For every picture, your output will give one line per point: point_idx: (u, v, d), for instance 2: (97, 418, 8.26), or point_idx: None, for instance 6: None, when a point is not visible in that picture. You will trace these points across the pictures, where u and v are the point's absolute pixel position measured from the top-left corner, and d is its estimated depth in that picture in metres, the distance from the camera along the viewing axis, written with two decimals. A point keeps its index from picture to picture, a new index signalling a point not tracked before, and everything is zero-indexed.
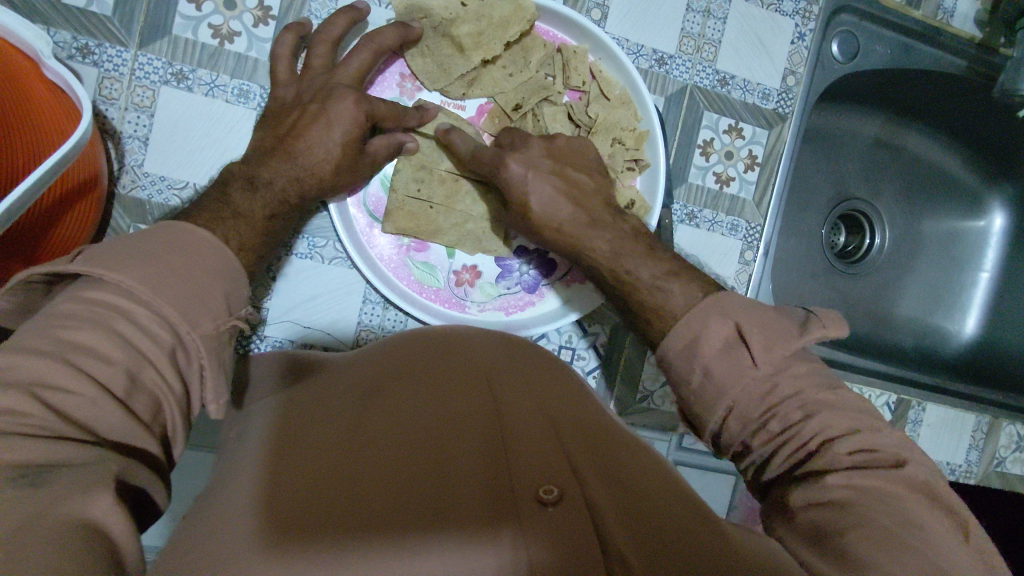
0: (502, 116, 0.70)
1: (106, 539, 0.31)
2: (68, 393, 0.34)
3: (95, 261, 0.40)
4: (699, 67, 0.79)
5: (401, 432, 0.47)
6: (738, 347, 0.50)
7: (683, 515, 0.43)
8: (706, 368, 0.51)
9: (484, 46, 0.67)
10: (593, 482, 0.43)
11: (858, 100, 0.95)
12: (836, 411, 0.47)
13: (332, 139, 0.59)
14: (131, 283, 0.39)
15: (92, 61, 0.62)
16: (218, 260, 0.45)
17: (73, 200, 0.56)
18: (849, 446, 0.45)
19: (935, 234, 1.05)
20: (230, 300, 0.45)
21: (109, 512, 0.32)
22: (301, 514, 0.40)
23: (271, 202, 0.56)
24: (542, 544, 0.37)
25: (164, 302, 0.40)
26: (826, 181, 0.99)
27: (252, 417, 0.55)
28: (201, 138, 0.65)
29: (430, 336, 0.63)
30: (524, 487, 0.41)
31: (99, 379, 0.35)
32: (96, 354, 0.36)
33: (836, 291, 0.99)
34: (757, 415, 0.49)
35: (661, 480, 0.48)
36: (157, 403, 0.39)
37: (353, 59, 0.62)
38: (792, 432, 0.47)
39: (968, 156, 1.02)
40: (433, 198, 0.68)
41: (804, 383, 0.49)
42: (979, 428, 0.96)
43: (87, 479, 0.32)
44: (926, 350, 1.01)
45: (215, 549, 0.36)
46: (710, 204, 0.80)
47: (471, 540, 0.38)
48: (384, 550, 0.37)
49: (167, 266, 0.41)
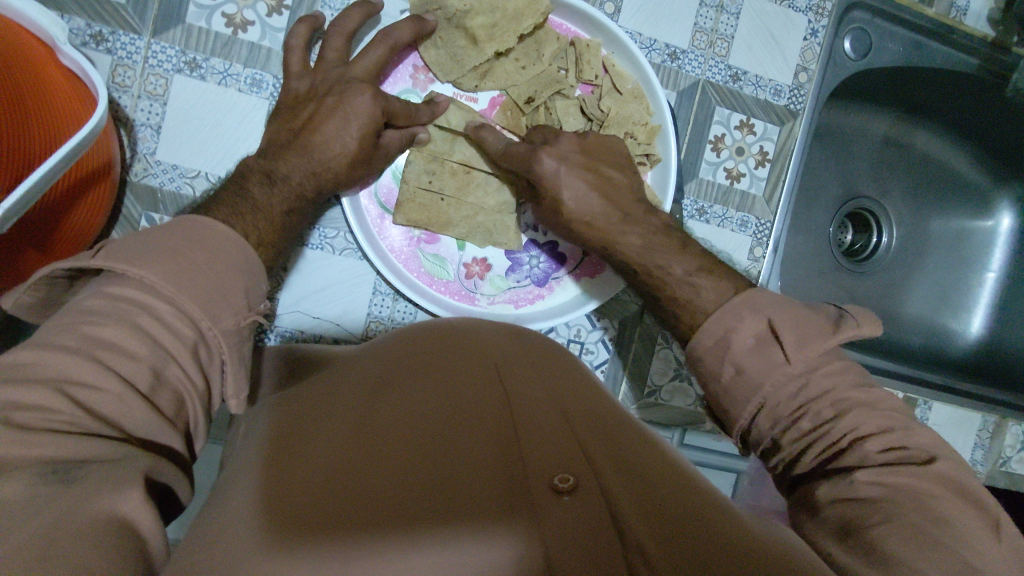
0: (514, 108, 0.70)
1: (135, 536, 0.31)
2: (96, 389, 0.34)
3: (118, 256, 0.40)
4: (711, 62, 0.79)
5: (411, 426, 0.47)
6: (770, 345, 0.51)
7: (698, 506, 0.43)
8: (738, 365, 0.51)
9: (497, 38, 0.66)
10: (607, 472, 0.43)
11: (869, 98, 0.96)
12: (867, 410, 0.47)
13: (349, 134, 0.59)
14: (153, 278, 0.39)
15: (106, 48, 0.62)
16: (238, 254, 0.45)
17: (87, 188, 0.56)
18: (879, 446, 0.45)
19: (942, 234, 1.05)
20: (249, 294, 0.45)
21: (137, 509, 0.32)
22: (314, 507, 0.39)
23: (289, 197, 0.56)
24: (560, 534, 0.38)
25: (185, 297, 0.40)
26: (835, 180, 1.00)
27: (262, 410, 0.54)
28: (213, 127, 0.65)
29: (440, 328, 0.63)
30: (539, 477, 0.42)
31: (124, 375, 0.35)
32: (121, 350, 0.36)
33: (843, 290, 0.99)
34: (787, 413, 0.49)
35: (675, 470, 0.48)
36: (179, 398, 0.39)
37: (370, 52, 0.62)
38: (824, 430, 0.47)
39: (977, 155, 1.02)
40: (445, 190, 0.68)
41: (839, 380, 0.49)
42: (985, 427, 0.97)
43: (115, 476, 0.33)
44: (933, 349, 1.01)
45: (233, 540, 0.36)
46: (720, 199, 0.80)
47: (489, 531, 0.39)
48: (402, 542, 0.37)
49: (189, 261, 0.41)
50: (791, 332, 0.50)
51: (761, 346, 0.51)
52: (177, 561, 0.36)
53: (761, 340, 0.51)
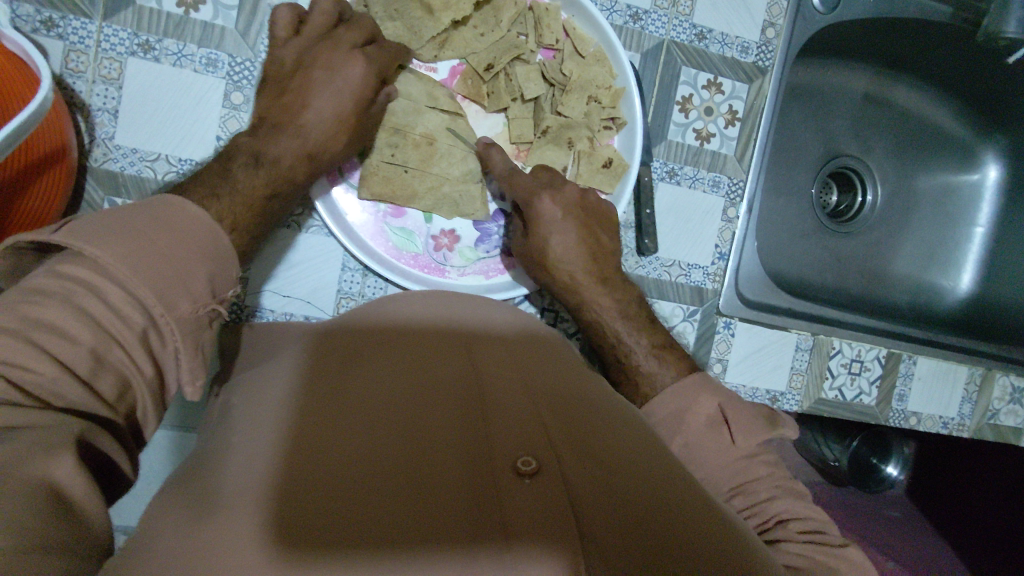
0: (475, 76, 0.69)
1: (66, 502, 0.31)
2: (28, 372, 0.33)
3: (76, 234, 0.39)
4: (675, 21, 0.77)
5: (376, 401, 0.47)
6: (719, 425, 0.59)
7: (656, 485, 0.44)
8: (686, 440, 0.59)
9: (454, 6, 0.65)
10: (570, 454, 0.43)
11: (847, 54, 0.94)
12: (796, 501, 0.55)
13: (302, 117, 0.58)
14: (105, 260, 0.38)
15: (57, 34, 0.61)
16: (202, 237, 0.44)
17: (41, 170, 0.56)
18: (800, 526, 0.52)
19: (929, 191, 1.04)
20: (214, 282, 0.44)
21: (71, 474, 0.32)
22: (276, 486, 0.39)
23: (274, 179, 0.56)
24: (523, 517, 0.38)
25: (136, 280, 0.38)
26: (816, 141, 0.98)
27: (236, 386, 0.55)
28: (170, 110, 0.65)
29: (388, 309, 0.61)
30: (504, 457, 0.42)
31: (61, 360, 0.34)
32: (63, 334, 0.35)
33: (827, 250, 0.99)
34: (727, 489, 0.57)
35: (640, 446, 0.49)
36: (122, 384, 0.38)
37: (326, 38, 0.60)
38: (761, 509, 0.54)
39: (960, 108, 1.01)
40: (408, 163, 0.67)
41: (767, 479, 0.57)
42: (973, 380, 0.94)
43: (48, 441, 0.32)
44: (921, 308, 1.00)
45: (202, 511, 0.37)
46: (691, 160, 0.79)
47: (451, 508, 0.39)
48: (366, 516, 0.38)
49: (153, 247, 0.40)
50: (737, 420, 0.59)
51: (712, 427, 0.59)
52: (144, 540, 0.36)
53: (712, 421, 0.60)
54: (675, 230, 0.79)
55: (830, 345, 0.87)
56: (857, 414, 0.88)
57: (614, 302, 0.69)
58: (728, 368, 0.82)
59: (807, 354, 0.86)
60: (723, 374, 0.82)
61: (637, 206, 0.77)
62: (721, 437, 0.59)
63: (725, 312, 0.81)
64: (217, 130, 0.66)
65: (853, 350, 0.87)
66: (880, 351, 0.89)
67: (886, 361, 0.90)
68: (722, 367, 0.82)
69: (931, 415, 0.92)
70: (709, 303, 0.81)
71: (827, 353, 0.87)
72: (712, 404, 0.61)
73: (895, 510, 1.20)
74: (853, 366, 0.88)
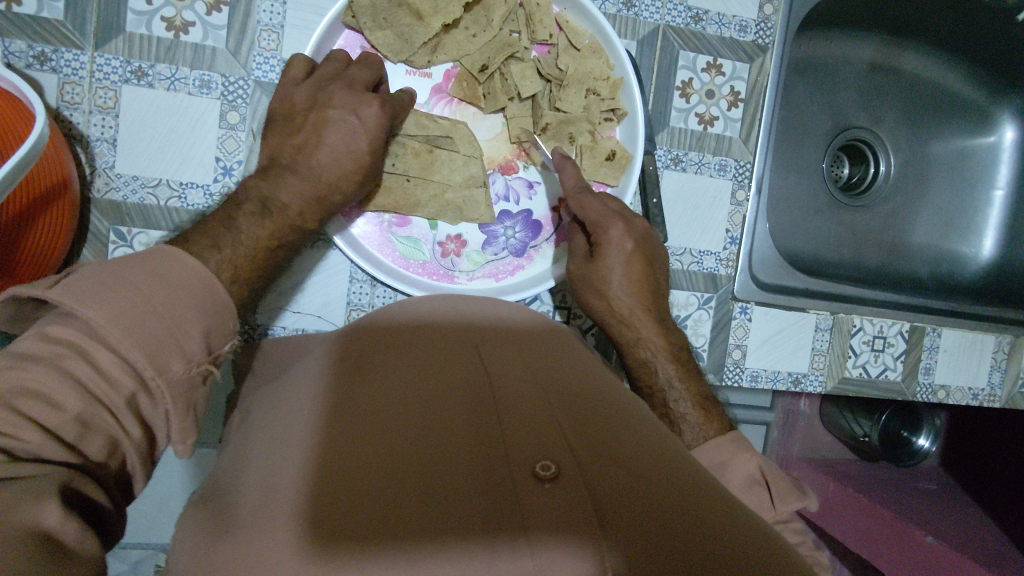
0: (470, 79, 0.68)
1: (62, 549, 0.30)
2: (12, 441, 0.32)
3: (72, 293, 0.38)
4: (670, 5, 0.76)
5: (390, 409, 0.46)
6: (759, 485, 0.59)
7: (676, 483, 0.43)
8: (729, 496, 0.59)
9: (443, 10, 0.64)
10: (588, 454, 0.42)
11: (851, 23, 0.92)
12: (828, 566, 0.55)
13: (300, 144, 0.57)
14: (95, 320, 0.38)
15: (50, 67, 0.61)
16: (202, 287, 0.44)
17: (44, 205, 0.56)
18: None
19: (945, 156, 1.01)
20: (210, 336, 0.43)
21: (58, 520, 0.30)
22: (289, 490, 0.39)
23: (278, 223, 0.54)
24: (545, 518, 0.37)
25: (128, 343, 0.38)
26: (825, 114, 0.96)
27: (250, 405, 0.56)
28: (167, 135, 0.65)
29: (393, 315, 0.60)
30: (521, 460, 0.41)
31: (46, 428, 0.34)
32: (43, 399, 0.34)
33: (841, 224, 0.97)
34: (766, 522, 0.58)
35: (657, 443, 0.48)
36: (115, 443, 0.37)
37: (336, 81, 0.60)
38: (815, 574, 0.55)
39: (972, 71, 0.98)
40: (409, 171, 0.67)
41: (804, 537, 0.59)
42: (1000, 349, 0.92)
43: (36, 489, 0.31)
44: (942, 279, 0.99)
45: (227, 539, 0.36)
46: (695, 145, 0.78)
47: (473, 511, 0.38)
48: (390, 525, 0.37)
49: (151, 307, 0.40)
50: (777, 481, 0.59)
51: (752, 485, 0.59)
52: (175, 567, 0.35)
53: (753, 479, 0.59)
54: (684, 218, 0.78)
55: (851, 323, 0.85)
56: (882, 391, 0.87)
57: (626, 309, 0.68)
58: (747, 353, 0.81)
59: (827, 333, 0.84)
60: (741, 360, 0.81)
61: (643, 195, 0.76)
62: (760, 496, 0.59)
63: (740, 297, 0.80)
64: (215, 151, 0.66)
65: (875, 326, 0.86)
66: (903, 326, 0.87)
67: (909, 335, 0.88)
68: (741, 353, 0.81)
69: (960, 385, 0.91)
70: (723, 289, 0.80)
71: (848, 331, 0.85)
72: (751, 463, 0.60)
73: (930, 483, 1.18)
74: (876, 342, 0.86)
